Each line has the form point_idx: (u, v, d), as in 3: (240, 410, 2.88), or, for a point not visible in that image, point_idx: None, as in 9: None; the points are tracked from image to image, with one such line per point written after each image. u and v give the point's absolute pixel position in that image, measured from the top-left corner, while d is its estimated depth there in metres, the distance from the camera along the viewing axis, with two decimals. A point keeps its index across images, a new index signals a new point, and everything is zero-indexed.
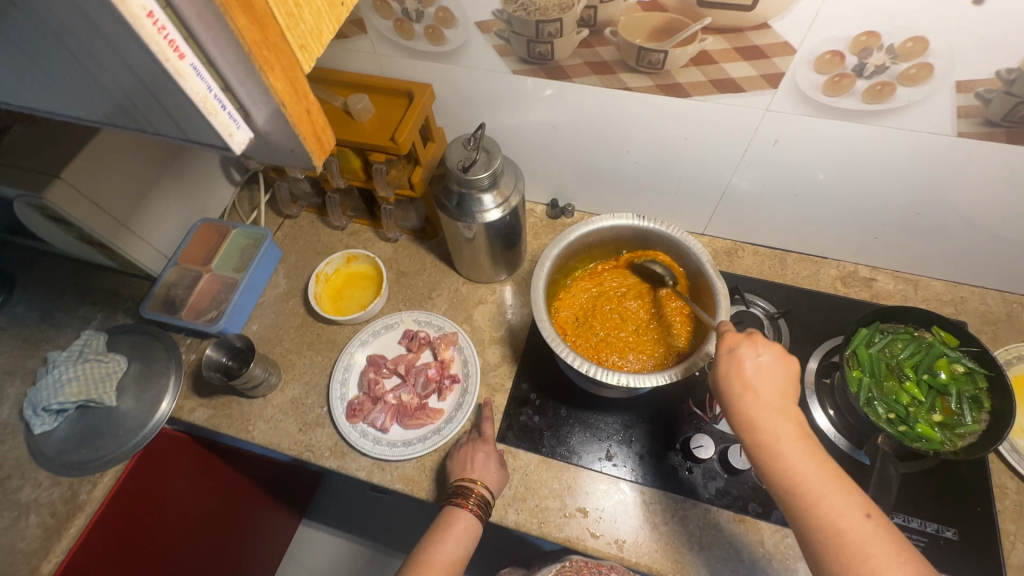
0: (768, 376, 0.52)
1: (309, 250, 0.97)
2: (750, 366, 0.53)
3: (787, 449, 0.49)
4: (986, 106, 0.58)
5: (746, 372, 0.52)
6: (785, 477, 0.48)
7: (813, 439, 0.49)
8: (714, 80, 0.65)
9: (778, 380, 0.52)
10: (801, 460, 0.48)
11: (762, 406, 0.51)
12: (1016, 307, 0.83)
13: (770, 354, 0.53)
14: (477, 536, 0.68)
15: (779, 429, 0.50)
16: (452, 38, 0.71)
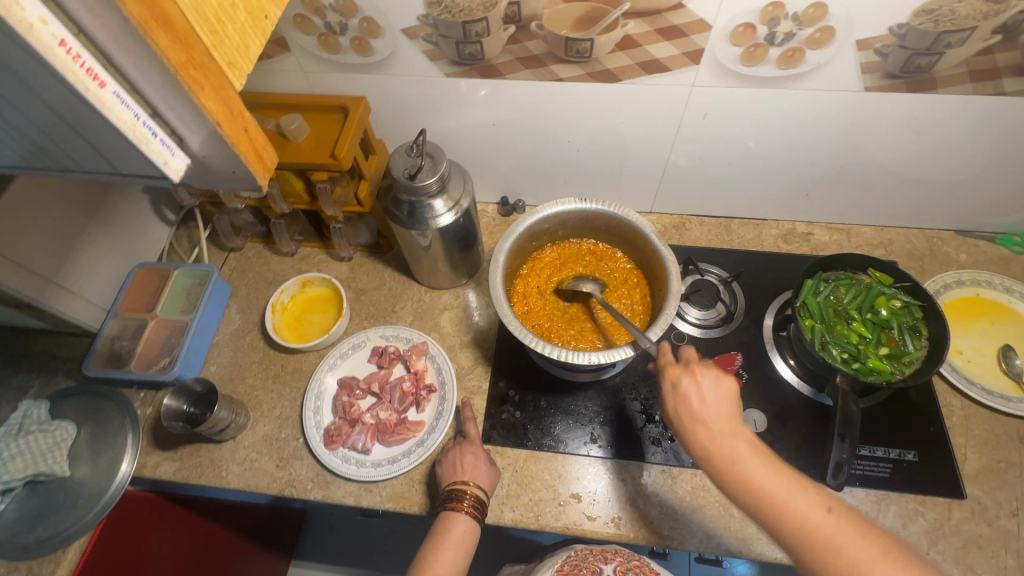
0: (727, 399, 0.53)
1: (260, 281, 0.94)
2: (694, 398, 0.53)
3: (750, 470, 0.49)
4: (885, 60, 0.63)
5: (691, 404, 0.53)
6: (760, 503, 0.49)
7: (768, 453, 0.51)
8: (640, 62, 0.67)
9: (724, 402, 0.53)
10: (765, 477, 0.49)
11: (728, 437, 0.51)
12: (936, 241, 0.91)
13: (715, 379, 0.54)
14: (474, 541, 0.66)
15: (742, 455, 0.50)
16: (380, 47, 0.70)
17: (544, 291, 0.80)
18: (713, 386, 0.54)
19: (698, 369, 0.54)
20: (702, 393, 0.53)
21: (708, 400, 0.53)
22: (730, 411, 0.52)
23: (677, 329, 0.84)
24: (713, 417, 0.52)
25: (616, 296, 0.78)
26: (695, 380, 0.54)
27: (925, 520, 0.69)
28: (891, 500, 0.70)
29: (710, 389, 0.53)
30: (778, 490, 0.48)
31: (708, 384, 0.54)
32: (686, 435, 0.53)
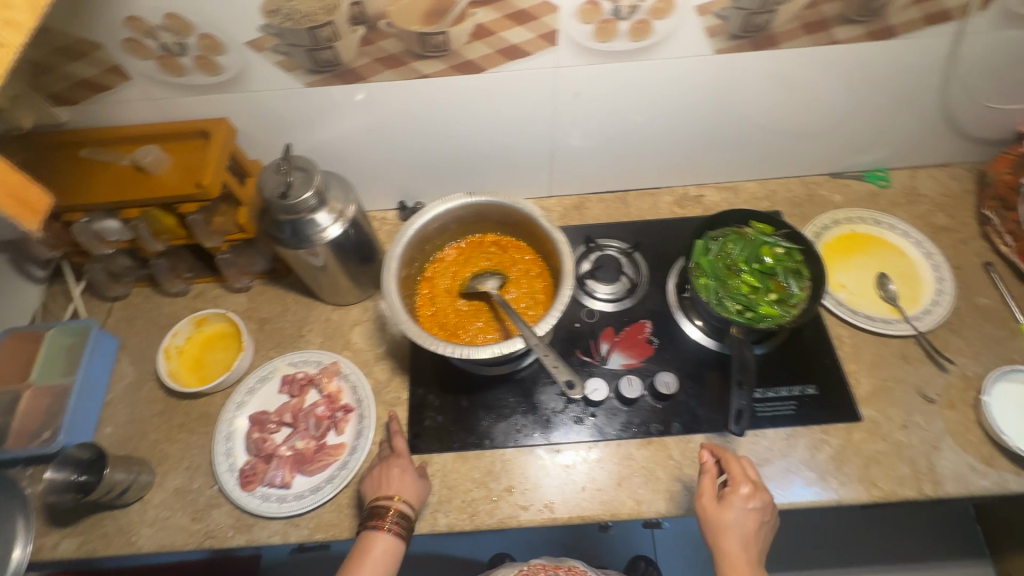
0: (760, 525, 0.62)
1: (152, 328, 0.87)
2: (730, 513, 0.61)
3: None
4: (726, 23, 0.66)
5: (723, 519, 0.61)
6: None
7: None
8: (499, 50, 0.67)
9: (756, 538, 0.61)
10: None
11: (739, 556, 0.60)
12: (813, 186, 0.96)
13: (757, 501, 0.62)
14: (395, 563, 0.64)
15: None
16: (227, 64, 0.67)
17: (448, 289, 0.78)
18: (744, 524, 0.61)
19: (747, 492, 0.62)
20: (743, 520, 0.61)
21: (739, 509, 0.61)
22: (757, 549, 0.61)
23: (587, 307, 0.85)
24: (743, 552, 0.60)
25: (518, 281, 0.78)
26: (743, 498, 0.62)
27: (829, 447, 0.73)
28: (798, 434, 0.74)
29: (753, 515, 0.61)
30: None
31: (754, 508, 0.62)
32: (712, 537, 0.62)
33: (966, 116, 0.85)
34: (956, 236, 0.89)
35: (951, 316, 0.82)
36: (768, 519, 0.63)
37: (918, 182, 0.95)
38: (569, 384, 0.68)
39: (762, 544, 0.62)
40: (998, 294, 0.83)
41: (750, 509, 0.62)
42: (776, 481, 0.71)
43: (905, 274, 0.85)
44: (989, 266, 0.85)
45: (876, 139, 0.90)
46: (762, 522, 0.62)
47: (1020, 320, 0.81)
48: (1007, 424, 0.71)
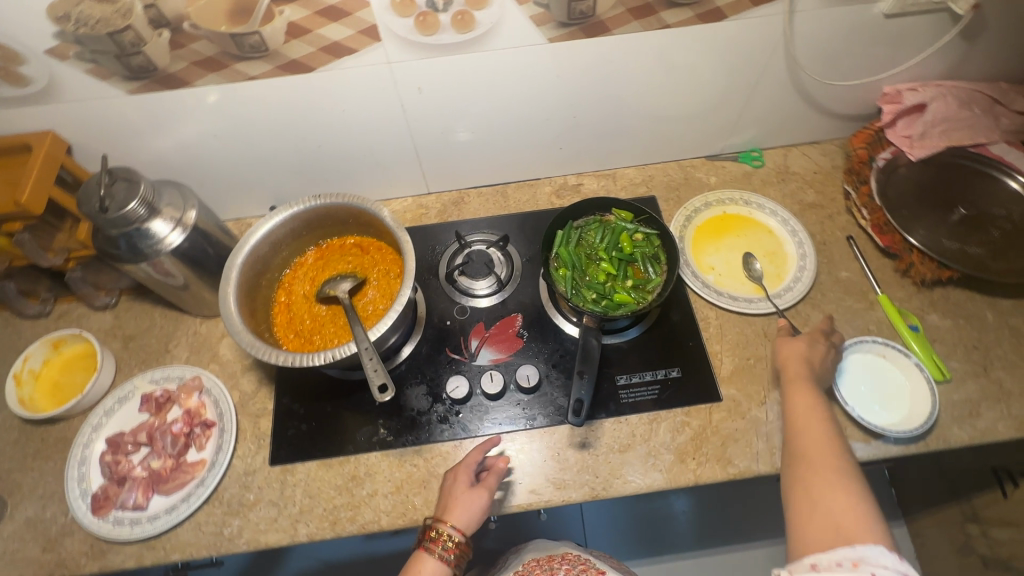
0: (813, 350, 0.69)
1: (10, 353, 0.84)
2: (800, 339, 0.70)
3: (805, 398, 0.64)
4: (549, 11, 0.66)
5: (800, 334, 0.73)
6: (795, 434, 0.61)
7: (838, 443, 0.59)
8: (322, 48, 0.65)
9: (817, 364, 0.68)
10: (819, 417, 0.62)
11: (796, 367, 0.67)
12: (689, 169, 0.97)
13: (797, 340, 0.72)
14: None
15: (802, 385, 0.65)
16: (32, 75, 0.63)
17: (304, 296, 0.77)
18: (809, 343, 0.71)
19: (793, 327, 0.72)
20: (795, 347, 0.69)
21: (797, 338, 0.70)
22: (818, 369, 0.68)
23: (458, 304, 0.84)
24: (798, 363, 0.68)
25: (373, 281, 0.76)
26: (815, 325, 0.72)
27: (690, 428, 0.74)
28: (661, 418, 0.75)
29: (806, 343, 0.70)
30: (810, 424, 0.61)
31: (803, 339, 0.70)
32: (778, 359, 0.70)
33: (821, 93, 0.87)
34: (823, 212, 0.91)
35: (814, 291, 0.84)
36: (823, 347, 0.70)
37: (789, 160, 0.97)
38: (382, 390, 0.64)
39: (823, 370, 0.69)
40: (858, 267, 0.85)
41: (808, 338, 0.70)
42: (637, 466, 0.72)
43: (770, 252, 0.87)
44: (851, 240, 0.87)
45: (741, 120, 0.91)
46: (814, 349, 0.69)
47: (877, 291, 0.82)
48: (855, 397, 0.73)
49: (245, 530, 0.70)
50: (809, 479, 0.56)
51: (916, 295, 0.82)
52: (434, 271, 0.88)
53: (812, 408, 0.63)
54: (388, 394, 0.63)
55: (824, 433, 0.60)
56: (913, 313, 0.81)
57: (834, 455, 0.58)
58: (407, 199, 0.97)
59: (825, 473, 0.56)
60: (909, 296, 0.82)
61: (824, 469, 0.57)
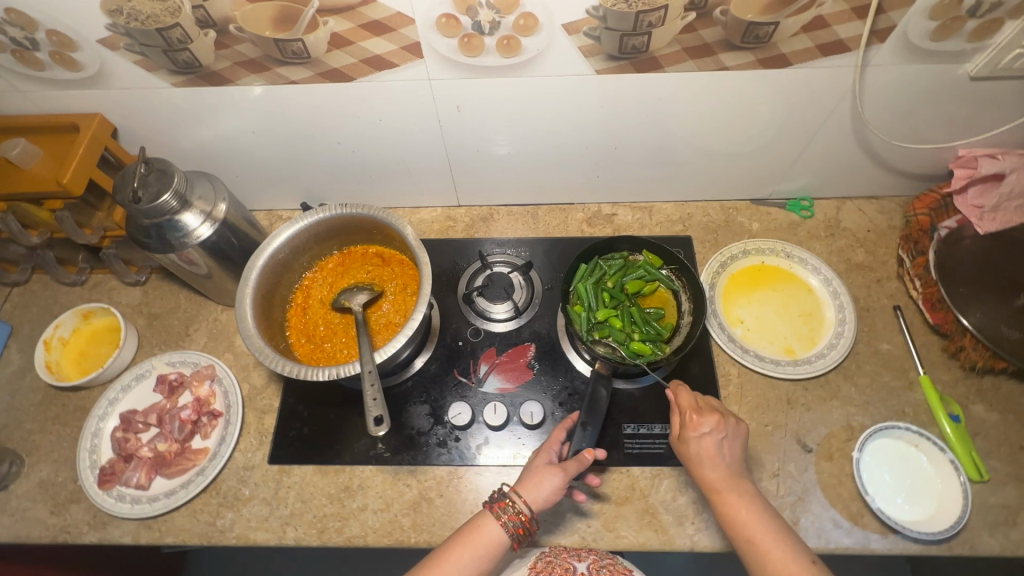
0: (725, 445, 0.60)
1: (45, 316, 0.88)
2: (694, 446, 0.61)
3: (731, 499, 0.57)
4: (599, 43, 0.62)
5: (691, 447, 0.61)
6: (739, 532, 0.55)
7: (783, 531, 0.55)
8: (363, 59, 0.64)
9: (728, 459, 0.60)
10: (748, 511, 0.56)
11: (717, 471, 0.59)
12: (731, 212, 0.93)
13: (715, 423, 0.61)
14: (496, 562, 0.57)
15: (731, 491, 0.57)
16: (85, 61, 0.65)
17: (320, 301, 0.77)
18: (714, 432, 0.60)
19: (697, 419, 0.61)
20: (704, 450, 0.60)
21: (705, 435, 0.60)
22: (732, 465, 0.60)
23: (472, 325, 0.83)
24: (713, 468, 0.59)
25: (389, 294, 0.76)
26: (698, 429, 0.61)
27: (693, 490, 0.71)
28: (664, 474, 0.72)
29: (709, 440, 0.60)
30: (750, 522, 0.55)
31: (708, 434, 0.60)
32: (690, 470, 0.61)
33: (886, 150, 0.80)
34: (871, 275, 0.85)
35: (848, 360, 0.79)
36: (727, 436, 0.61)
37: (842, 214, 0.90)
38: (376, 424, 0.63)
39: (739, 459, 0.60)
40: (902, 340, 0.79)
41: (707, 436, 0.60)
42: (631, 522, 0.69)
43: (807, 312, 0.81)
44: (898, 310, 0.81)
45: (794, 168, 0.86)
46: (725, 442, 0.60)
47: (919, 371, 0.76)
48: (875, 485, 0.68)
49: (237, 524, 0.71)
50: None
51: (962, 381, 0.76)
52: (453, 287, 0.87)
53: (751, 519, 0.55)
54: (383, 428, 0.63)
55: (778, 545, 0.53)
56: (956, 400, 0.75)
57: (795, 573, 0.51)
58: (436, 209, 0.97)
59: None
60: (954, 380, 0.76)
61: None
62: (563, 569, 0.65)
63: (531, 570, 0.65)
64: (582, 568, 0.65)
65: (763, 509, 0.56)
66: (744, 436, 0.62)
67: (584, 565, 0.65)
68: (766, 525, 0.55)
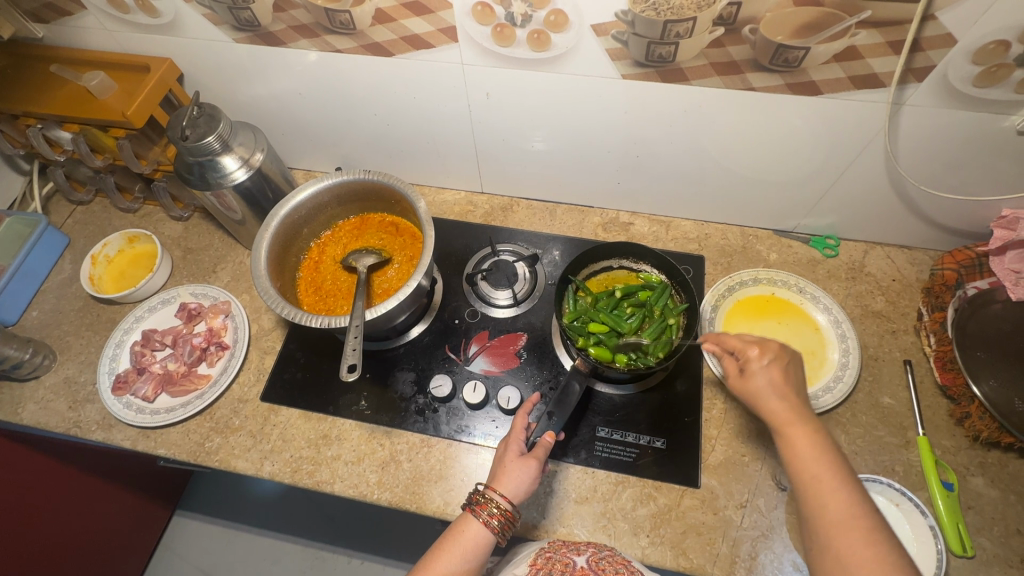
0: (789, 377, 0.57)
1: (98, 235, 0.97)
2: (757, 379, 0.57)
3: (793, 439, 0.53)
4: (627, 48, 0.64)
5: (757, 390, 0.57)
6: (796, 467, 0.52)
7: (836, 454, 0.51)
8: (403, 37, 0.68)
9: (796, 393, 0.56)
10: (806, 452, 0.51)
11: (780, 406, 0.55)
12: (751, 239, 0.91)
13: (773, 358, 0.58)
14: (485, 559, 0.58)
15: (801, 424, 0.53)
16: (163, 9, 0.73)
17: (331, 259, 0.82)
18: (767, 376, 0.57)
19: (757, 350, 0.58)
20: (769, 381, 0.56)
21: (775, 363, 0.57)
22: (798, 401, 0.56)
23: (471, 306, 0.86)
24: (780, 401, 0.55)
25: (396, 262, 0.80)
26: (758, 360, 0.58)
27: (654, 504, 0.70)
28: (628, 482, 0.72)
29: (775, 373, 0.57)
30: (812, 464, 0.51)
31: (772, 365, 0.57)
32: (749, 404, 0.58)
33: (922, 198, 0.77)
34: (886, 325, 0.81)
35: (844, 407, 0.76)
36: (792, 369, 0.58)
37: (868, 259, 0.87)
38: (348, 368, 0.66)
39: (802, 396, 0.56)
40: (906, 397, 0.76)
41: (770, 366, 0.57)
42: (586, 522, 0.69)
43: (809, 350, 0.79)
44: (908, 365, 0.77)
45: (821, 203, 0.84)
46: (788, 374, 0.57)
47: (919, 431, 0.72)
48: None
49: (222, 449, 0.76)
50: (842, 547, 0.46)
51: (964, 451, 0.71)
52: (461, 268, 0.90)
53: (807, 445, 0.52)
54: (354, 374, 0.65)
55: (839, 478, 0.49)
56: (954, 469, 0.70)
57: (856, 510, 0.47)
58: (461, 192, 1.00)
59: (854, 537, 0.46)
60: (956, 448, 0.72)
61: (851, 530, 0.46)
62: (562, 565, 0.63)
63: (532, 567, 0.64)
64: (582, 561, 0.62)
65: (830, 447, 0.52)
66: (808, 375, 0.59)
67: (584, 559, 0.63)
68: (830, 461, 0.51)
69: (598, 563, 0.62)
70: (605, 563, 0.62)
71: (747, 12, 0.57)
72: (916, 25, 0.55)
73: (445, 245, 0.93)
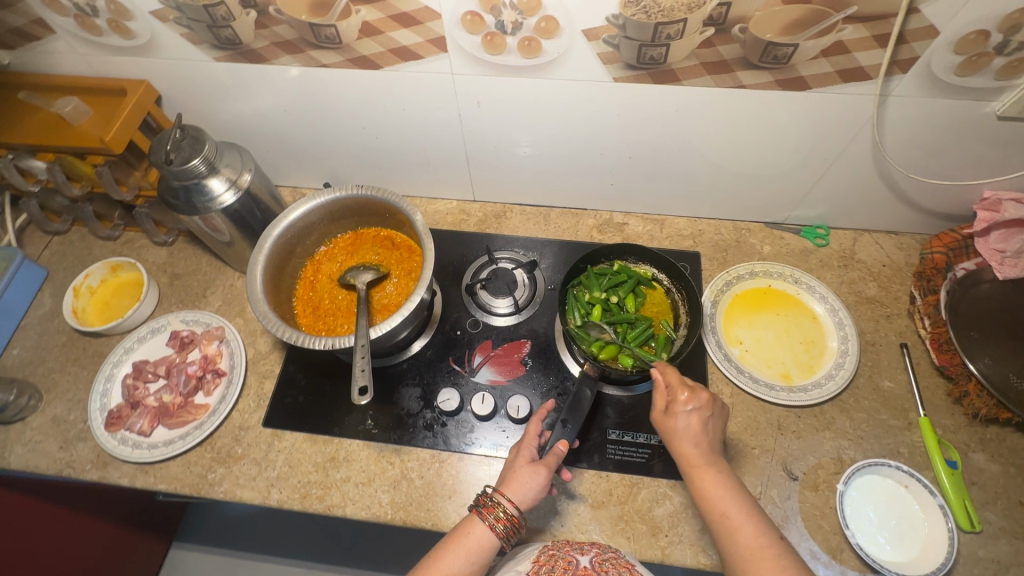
0: (709, 422, 0.59)
1: (78, 265, 0.94)
2: (678, 420, 0.59)
3: (706, 481, 0.56)
4: (618, 51, 0.64)
5: (679, 432, 0.59)
6: (710, 508, 0.55)
7: (744, 495, 0.55)
8: (391, 49, 0.67)
9: (710, 435, 0.59)
10: (721, 494, 0.55)
11: (696, 449, 0.58)
12: (743, 233, 0.92)
13: (697, 403, 0.59)
14: (488, 564, 0.57)
15: (708, 468, 0.57)
16: (139, 30, 0.70)
17: (328, 277, 0.81)
18: (687, 422, 0.59)
19: (685, 395, 0.59)
20: (689, 426, 0.58)
21: (697, 408, 0.59)
22: (713, 444, 0.58)
23: (473, 316, 0.85)
24: (696, 444, 0.58)
25: (394, 276, 0.79)
26: (683, 404, 0.59)
27: (670, 503, 0.70)
28: (642, 484, 0.72)
29: (695, 417, 0.59)
30: (727, 506, 0.54)
31: (694, 410, 0.59)
32: (667, 442, 0.60)
33: (908, 185, 0.79)
34: (880, 310, 0.83)
35: (846, 393, 0.77)
36: (713, 414, 0.60)
37: (858, 246, 0.89)
38: (360, 392, 0.64)
39: (718, 439, 0.60)
40: (904, 379, 0.77)
41: (693, 412, 0.59)
42: (603, 527, 0.69)
43: (808, 339, 0.80)
44: (905, 348, 0.79)
45: (810, 194, 0.85)
46: (708, 420, 0.59)
47: (920, 412, 0.74)
48: (859, 521, 0.67)
49: (226, 480, 0.74)
50: None
51: (964, 428, 0.73)
52: (458, 278, 0.89)
53: (721, 486, 0.55)
54: (366, 397, 0.64)
55: (750, 518, 0.53)
56: (956, 447, 0.72)
57: (765, 546, 0.51)
58: (452, 201, 0.99)
59: (765, 572, 0.49)
60: (956, 426, 0.74)
61: (763, 564, 0.49)
62: (565, 563, 0.62)
63: (534, 564, 0.63)
64: (586, 561, 0.62)
65: (738, 489, 0.55)
66: (727, 416, 0.62)
67: (587, 559, 0.63)
68: (742, 504, 0.54)
69: (602, 564, 0.62)
70: (609, 564, 0.62)
71: (737, 12, 0.58)
72: (900, 18, 0.56)
73: (441, 256, 0.92)
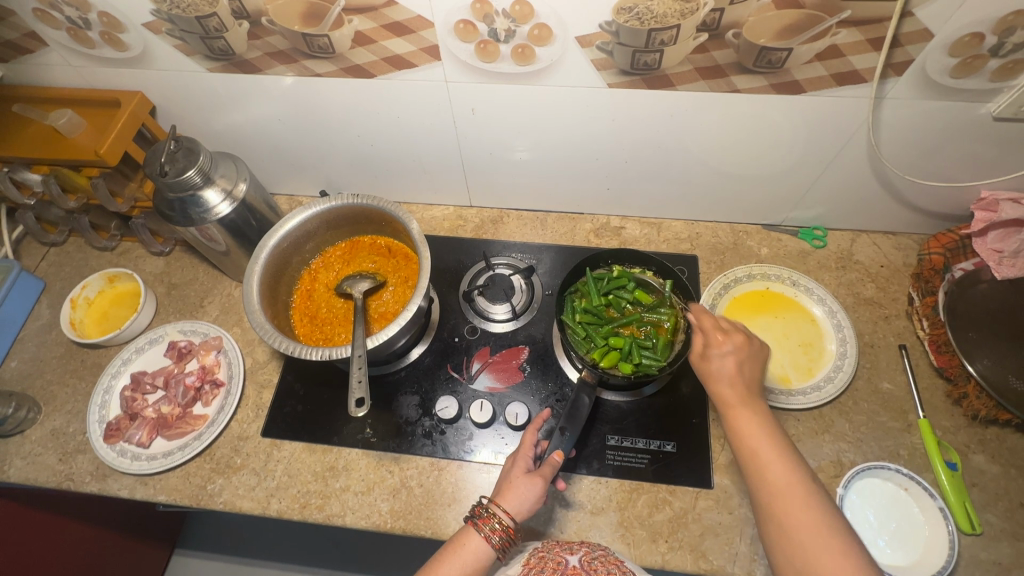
0: (746, 364, 0.59)
1: (76, 276, 0.94)
2: (715, 363, 0.59)
3: (740, 420, 0.56)
4: (612, 57, 0.63)
5: (716, 375, 0.59)
6: (745, 448, 0.54)
7: (778, 433, 0.54)
8: (384, 58, 0.67)
9: (747, 377, 0.58)
10: (756, 433, 0.54)
11: (730, 388, 0.58)
12: (741, 235, 0.92)
13: (734, 344, 0.59)
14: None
15: (743, 407, 0.56)
16: (131, 42, 0.70)
17: (325, 286, 0.81)
18: (724, 363, 0.59)
19: (720, 338, 0.60)
20: (724, 368, 0.58)
21: (733, 352, 0.59)
22: (749, 384, 0.58)
23: (471, 322, 0.85)
24: (731, 383, 0.58)
25: (392, 285, 0.79)
26: (719, 347, 0.59)
27: (670, 508, 0.70)
28: (642, 489, 0.72)
29: (731, 359, 0.59)
30: (760, 443, 0.53)
31: (730, 352, 0.59)
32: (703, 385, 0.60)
33: (905, 186, 0.79)
34: (879, 311, 0.83)
35: (845, 396, 0.77)
36: (750, 356, 0.59)
37: (855, 247, 0.89)
38: (356, 403, 0.64)
39: (756, 379, 0.59)
40: (903, 381, 0.77)
41: (729, 355, 0.59)
42: (603, 533, 0.69)
43: (807, 342, 0.80)
44: (903, 349, 0.79)
45: (808, 196, 0.85)
46: (745, 360, 0.59)
47: (919, 414, 0.74)
48: (859, 525, 0.67)
49: (225, 491, 0.74)
50: (785, 516, 0.49)
51: (963, 429, 0.73)
52: (456, 285, 0.89)
53: (752, 422, 0.55)
54: (362, 409, 0.64)
55: (781, 455, 0.52)
56: (955, 448, 0.72)
57: (796, 482, 0.50)
58: (449, 207, 0.99)
59: (794, 508, 0.49)
60: (956, 428, 0.74)
61: (793, 500, 0.49)
62: (555, 563, 0.61)
63: (525, 567, 0.62)
64: (575, 561, 0.61)
65: (773, 426, 0.55)
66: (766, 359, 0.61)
67: (577, 558, 0.62)
68: (775, 440, 0.54)
69: (591, 563, 0.61)
70: (598, 563, 0.61)
71: (731, 17, 0.58)
72: (895, 21, 0.56)
73: (438, 263, 0.92)
